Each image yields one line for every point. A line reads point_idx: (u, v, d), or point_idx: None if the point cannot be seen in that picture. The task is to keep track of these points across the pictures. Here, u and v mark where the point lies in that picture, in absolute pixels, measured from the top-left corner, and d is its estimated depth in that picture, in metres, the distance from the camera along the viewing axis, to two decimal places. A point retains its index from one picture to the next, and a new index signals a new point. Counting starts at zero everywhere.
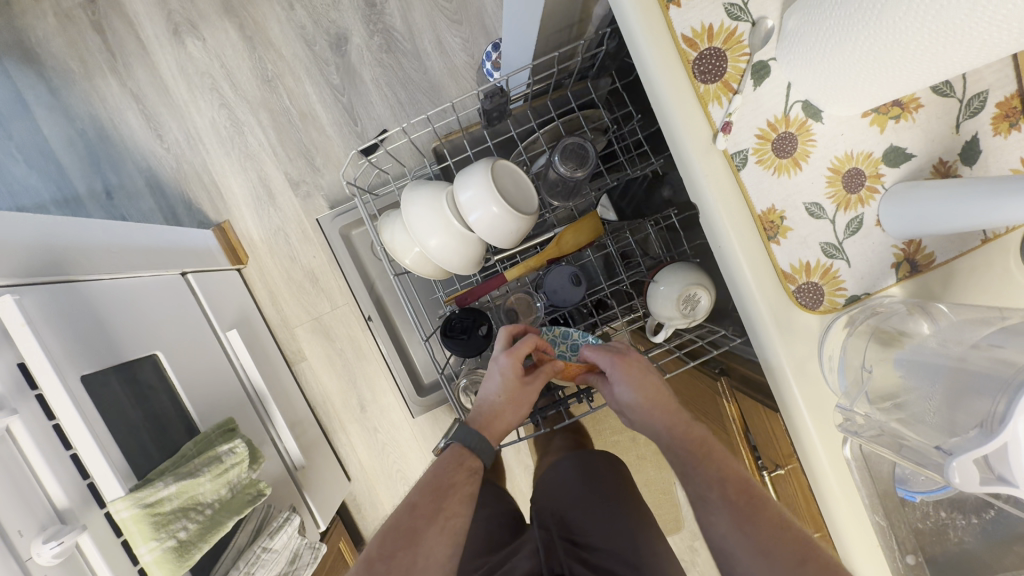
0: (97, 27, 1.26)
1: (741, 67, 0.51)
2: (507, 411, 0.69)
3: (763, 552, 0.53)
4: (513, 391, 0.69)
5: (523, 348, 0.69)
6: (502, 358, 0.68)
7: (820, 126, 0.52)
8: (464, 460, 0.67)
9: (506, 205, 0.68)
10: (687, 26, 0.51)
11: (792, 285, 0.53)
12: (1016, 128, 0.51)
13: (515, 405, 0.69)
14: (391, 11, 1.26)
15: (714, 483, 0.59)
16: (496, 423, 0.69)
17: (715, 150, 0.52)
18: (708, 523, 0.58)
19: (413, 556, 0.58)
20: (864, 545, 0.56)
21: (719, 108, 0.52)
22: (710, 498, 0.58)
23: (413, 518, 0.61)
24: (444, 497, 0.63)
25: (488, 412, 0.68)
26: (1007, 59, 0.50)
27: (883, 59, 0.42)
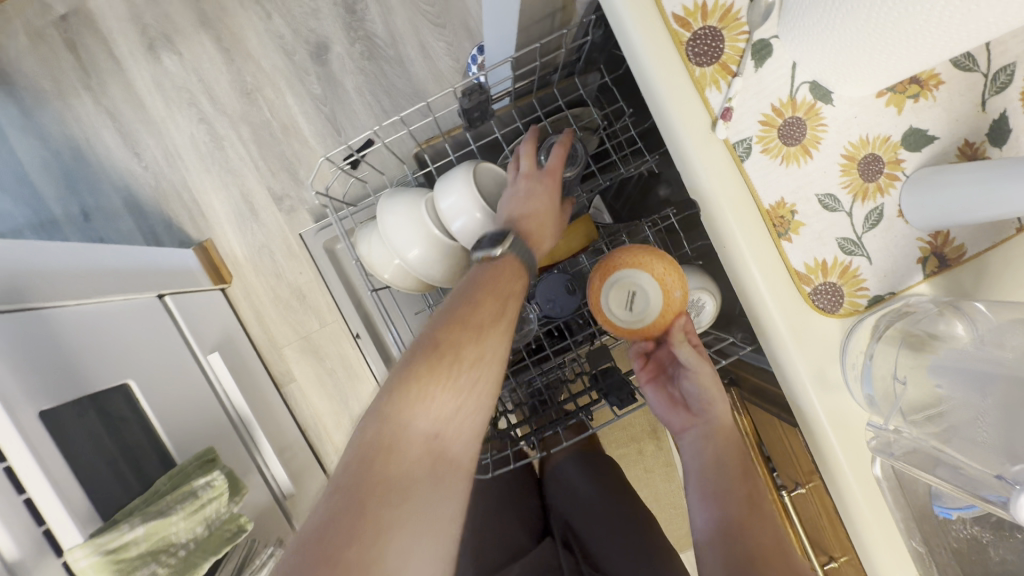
0: (70, 44, 1.22)
1: (739, 47, 0.46)
2: (548, 235, 0.64)
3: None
4: (553, 214, 0.64)
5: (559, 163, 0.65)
6: (546, 177, 0.64)
7: (830, 109, 0.47)
8: (510, 269, 0.57)
9: (490, 210, 0.63)
10: (677, 5, 0.46)
11: (808, 286, 0.48)
12: None
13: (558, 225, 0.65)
14: (372, 17, 1.22)
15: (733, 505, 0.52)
16: (541, 241, 0.63)
17: (715, 139, 0.47)
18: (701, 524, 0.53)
19: (477, 350, 0.52)
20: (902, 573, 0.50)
21: (718, 93, 0.47)
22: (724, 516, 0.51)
23: (473, 315, 0.53)
24: (503, 297, 0.56)
25: (539, 227, 0.62)
26: None
27: (904, 27, 0.36)
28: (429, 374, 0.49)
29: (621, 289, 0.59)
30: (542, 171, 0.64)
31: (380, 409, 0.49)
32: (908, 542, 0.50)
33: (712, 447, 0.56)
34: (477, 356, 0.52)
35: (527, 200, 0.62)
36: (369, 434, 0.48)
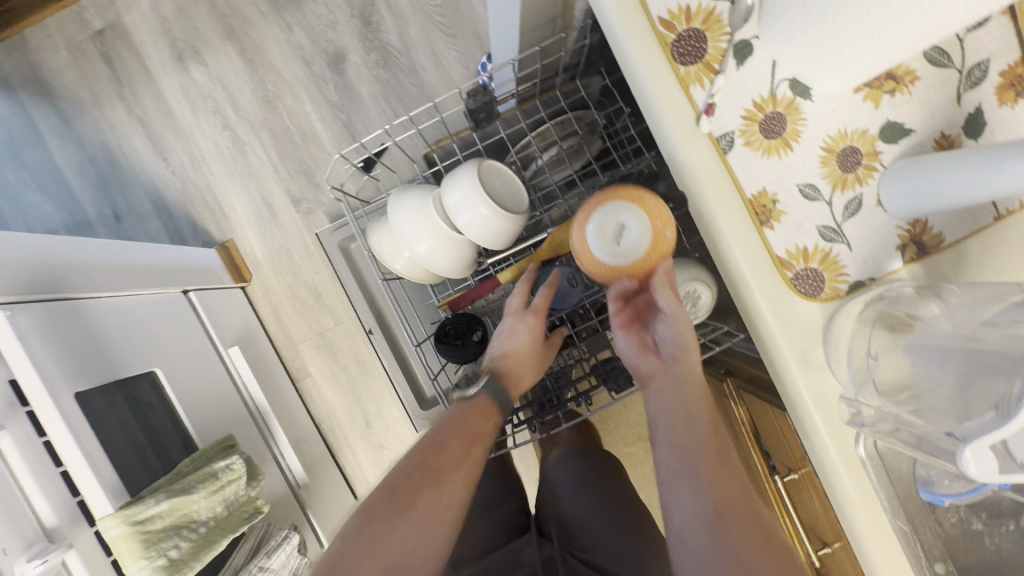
0: (106, 57, 1.30)
1: (722, 47, 0.49)
2: (529, 373, 0.70)
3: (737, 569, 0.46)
4: (536, 354, 0.70)
5: (545, 302, 0.70)
6: (532, 316, 0.70)
7: (810, 105, 0.49)
8: (484, 411, 0.64)
9: (494, 206, 0.67)
10: (663, 8, 0.49)
11: (790, 272, 0.50)
12: (1022, 97, 0.48)
13: (534, 363, 0.70)
14: (386, 28, 1.28)
15: (719, 516, 0.49)
16: (518, 382, 0.69)
17: (700, 133, 0.50)
18: (673, 506, 0.51)
19: (439, 495, 0.56)
20: (889, 553, 0.51)
21: (701, 90, 0.50)
22: (711, 522, 0.48)
23: (440, 461, 0.57)
24: (471, 444, 0.60)
25: (508, 365, 0.69)
26: (1005, 26, 0.48)
27: (869, 21, 0.39)
28: (392, 512, 0.54)
29: (609, 222, 0.60)
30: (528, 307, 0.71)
31: (340, 546, 0.53)
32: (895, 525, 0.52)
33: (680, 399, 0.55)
34: (438, 503, 0.55)
35: (513, 341, 0.69)
36: (327, 565, 0.52)
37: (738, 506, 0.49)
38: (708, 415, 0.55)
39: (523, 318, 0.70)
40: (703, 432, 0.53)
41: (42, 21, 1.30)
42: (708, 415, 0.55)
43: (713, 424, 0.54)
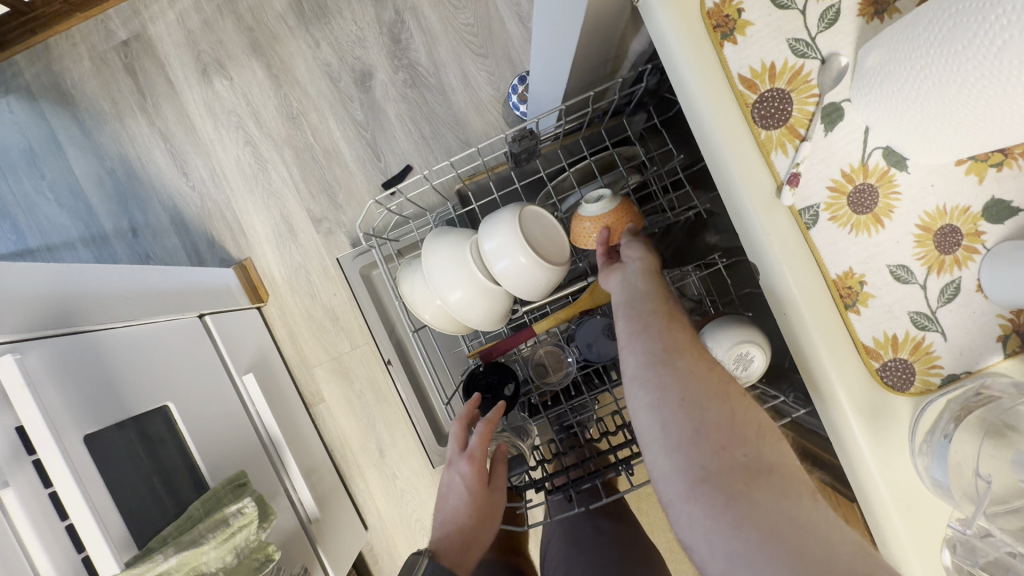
0: (130, 69, 1.28)
1: (809, 111, 0.44)
2: (482, 526, 0.63)
3: (697, 436, 0.43)
4: (483, 503, 0.63)
5: (481, 445, 0.63)
6: (465, 464, 0.63)
7: (905, 177, 0.44)
8: None
9: (535, 255, 0.62)
10: (744, 66, 0.45)
11: (876, 362, 0.45)
12: None
13: (487, 514, 0.64)
14: (415, 46, 1.24)
15: (683, 403, 0.45)
16: (472, 542, 0.62)
17: (780, 205, 0.45)
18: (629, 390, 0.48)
19: None
20: None
21: (784, 157, 0.45)
22: (675, 410, 0.45)
23: None
24: None
25: (459, 534, 0.62)
26: None
27: (1000, 103, 0.34)
28: None
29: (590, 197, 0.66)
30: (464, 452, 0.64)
31: None
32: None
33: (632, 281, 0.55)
34: None
35: (454, 500, 0.63)
36: None
37: (707, 392, 0.45)
38: (669, 314, 0.52)
39: (459, 469, 0.64)
40: (664, 327, 0.50)
41: (67, 30, 1.28)
42: (671, 313, 0.52)
43: (676, 321, 0.51)
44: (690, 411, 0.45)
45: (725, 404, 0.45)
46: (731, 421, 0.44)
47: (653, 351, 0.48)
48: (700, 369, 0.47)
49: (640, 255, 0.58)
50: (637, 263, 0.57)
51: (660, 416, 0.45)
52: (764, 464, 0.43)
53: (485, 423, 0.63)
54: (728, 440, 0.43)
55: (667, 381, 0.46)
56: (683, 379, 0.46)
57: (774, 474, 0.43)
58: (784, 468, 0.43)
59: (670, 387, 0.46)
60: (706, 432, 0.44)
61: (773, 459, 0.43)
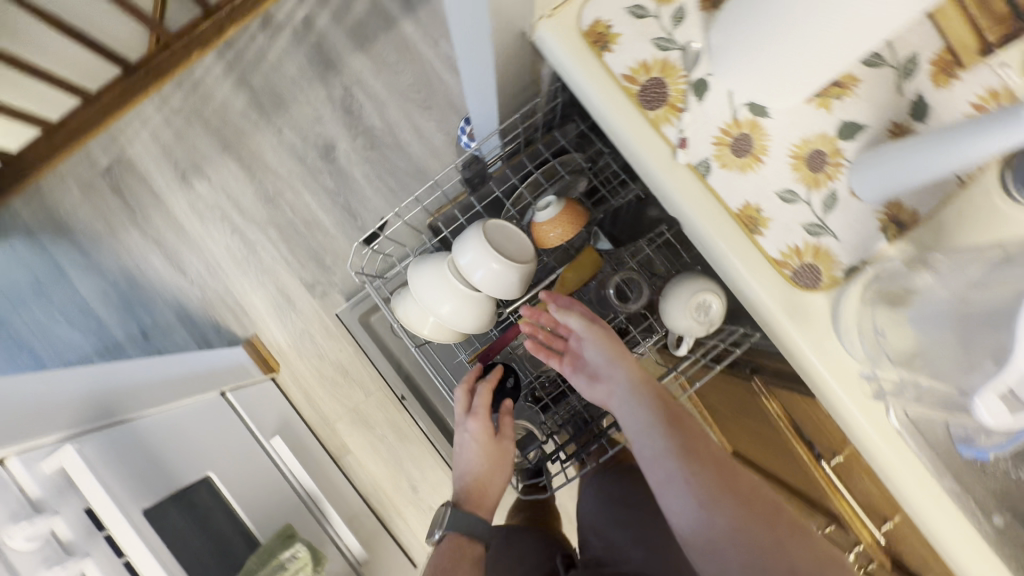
0: (116, 190, 1.40)
1: (682, 88, 0.56)
2: (495, 475, 0.73)
3: (748, 552, 0.55)
4: (493, 454, 0.73)
5: (484, 402, 0.74)
6: (471, 422, 0.74)
7: (769, 122, 0.56)
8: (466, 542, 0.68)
9: (504, 259, 0.72)
10: (623, 66, 0.56)
11: (788, 270, 0.55)
12: (955, 77, 0.54)
13: (499, 462, 0.73)
14: (367, 113, 1.38)
15: (730, 525, 0.56)
16: (487, 490, 0.73)
17: (679, 165, 0.56)
18: (672, 513, 0.59)
19: None
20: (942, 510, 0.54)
21: (672, 128, 0.56)
22: (725, 531, 0.56)
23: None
24: None
25: (476, 482, 0.72)
26: (925, 24, 0.54)
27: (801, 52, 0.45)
28: None
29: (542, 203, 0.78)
30: (469, 413, 0.75)
31: None
32: (949, 488, 0.54)
33: (635, 400, 0.66)
34: None
35: (467, 457, 0.73)
36: None
37: (737, 507, 0.57)
38: (688, 444, 0.62)
39: (467, 427, 0.74)
40: (688, 452, 0.61)
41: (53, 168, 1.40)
42: (684, 430, 0.63)
43: (698, 450, 0.61)
44: (735, 528, 0.56)
45: (758, 517, 0.57)
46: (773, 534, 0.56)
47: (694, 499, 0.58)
48: (726, 486, 0.58)
49: (614, 361, 0.69)
50: (628, 388, 0.68)
51: (719, 543, 0.56)
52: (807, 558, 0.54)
53: (485, 386, 0.75)
54: (770, 541, 0.55)
55: (706, 508, 0.57)
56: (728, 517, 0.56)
57: (807, 554, 0.54)
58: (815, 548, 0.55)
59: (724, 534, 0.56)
60: (751, 545, 0.55)
61: (802, 544, 0.55)
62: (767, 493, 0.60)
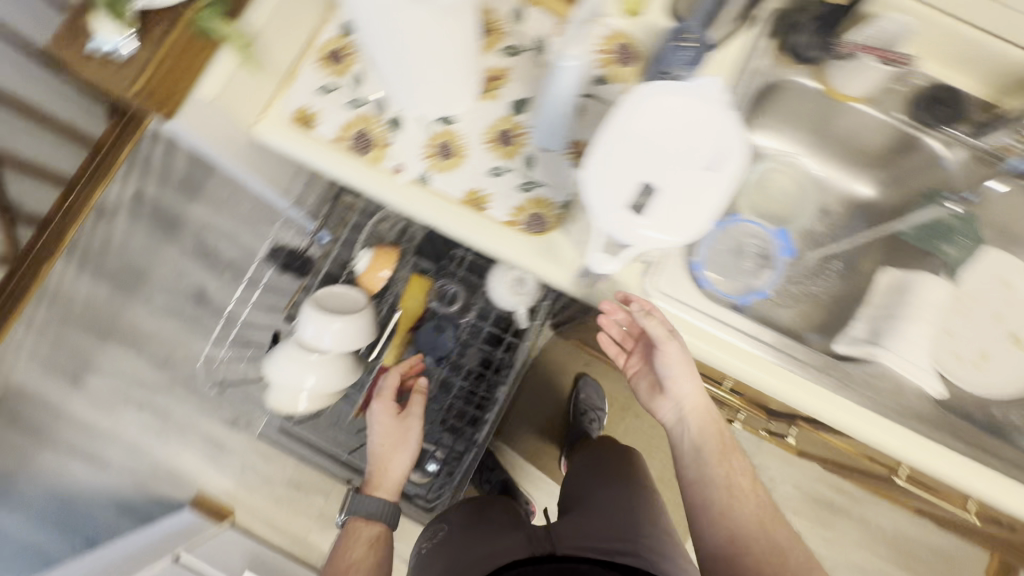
0: (14, 420, 1.41)
1: (383, 129, 0.69)
2: (397, 451, 0.86)
3: (751, 560, 0.65)
4: (393, 433, 0.86)
5: (389, 385, 0.88)
6: (377, 405, 0.87)
7: (458, 125, 0.69)
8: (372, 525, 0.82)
9: (343, 318, 0.81)
10: (332, 131, 0.69)
11: (521, 225, 0.67)
12: (575, 39, 0.71)
13: (399, 445, 0.86)
14: (224, 248, 1.46)
15: (743, 545, 0.66)
16: (387, 468, 0.85)
17: (405, 185, 0.68)
18: (700, 520, 0.69)
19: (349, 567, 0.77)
20: (724, 348, 0.66)
21: (388, 160, 0.68)
22: (730, 547, 0.66)
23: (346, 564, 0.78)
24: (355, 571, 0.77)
25: (379, 460, 0.86)
26: (538, 13, 0.71)
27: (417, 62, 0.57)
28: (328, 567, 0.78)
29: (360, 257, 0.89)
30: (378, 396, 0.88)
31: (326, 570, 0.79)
32: (723, 330, 0.66)
33: (691, 428, 0.70)
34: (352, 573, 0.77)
35: (375, 436, 0.87)
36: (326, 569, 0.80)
37: (752, 533, 0.66)
38: (728, 478, 0.69)
39: (375, 409, 0.88)
40: (724, 481, 0.69)
41: None
42: (727, 461, 0.70)
43: (728, 463, 0.70)
44: (744, 550, 0.66)
45: (772, 543, 0.66)
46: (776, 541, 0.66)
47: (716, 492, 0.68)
48: (746, 515, 0.67)
49: (686, 390, 0.69)
50: (688, 413, 0.70)
51: (727, 556, 0.66)
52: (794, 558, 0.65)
53: (393, 372, 0.88)
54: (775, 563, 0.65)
55: (725, 523, 0.67)
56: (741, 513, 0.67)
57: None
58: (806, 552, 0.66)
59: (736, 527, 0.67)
60: (759, 563, 0.65)
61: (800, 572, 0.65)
62: (784, 522, 0.68)
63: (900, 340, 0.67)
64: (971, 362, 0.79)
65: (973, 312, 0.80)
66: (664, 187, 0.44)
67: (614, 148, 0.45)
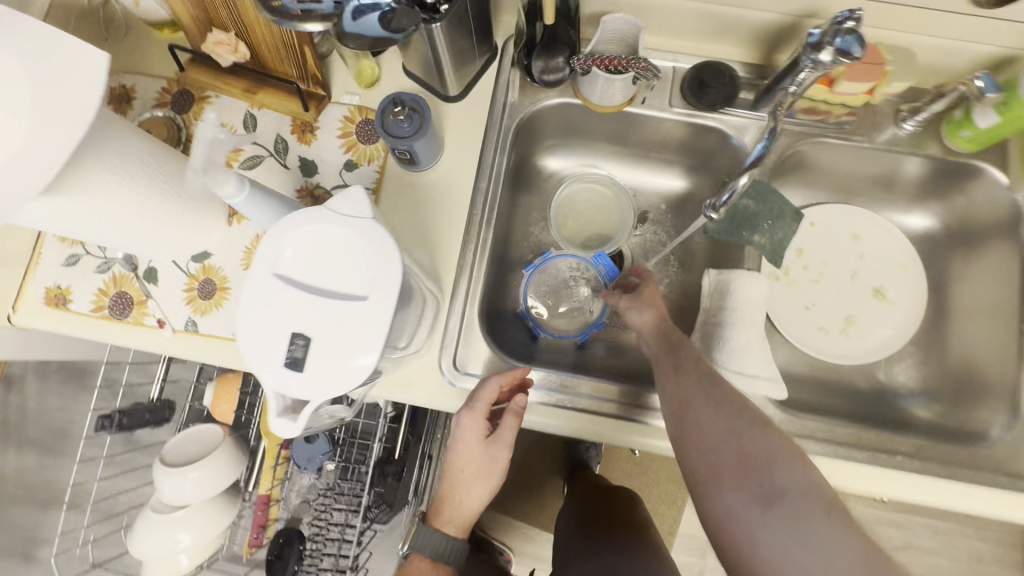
0: None
1: (138, 284, 0.65)
2: (476, 482, 0.61)
3: (776, 526, 0.44)
4: (476, 460, 0.60)
5: (487, 395, 0.58)
6: (466, 415, 0.58)
7: (215, 258, 0.65)
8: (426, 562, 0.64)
9: (199, 466, 0.78)
10: (88, 301, 0.65)
11: None
12: (315, 131, 0.66)
13: (484, 474, 0.61)
14: None
15: (763, 503, 0.45)
16: (459, 504, 0.63)
17: (176, 337, 0.64)
18: (695, 477, 0.49)
19: None
20: (545, 412, 0.62)
21: (152, 316, 0.64)
22: (755, 509, 0.45)
23: None
24: None
25: (450, 488, 0.62)
26: (269, 114, 0.67)
27: (106, 238, 0.51)
28: None
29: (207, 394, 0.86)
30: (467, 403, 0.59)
31: None
32: (550, 401, 0.62)
33: (684, 376, 0.53)
34: None
35: (457, 452, 0.61)
36: None
37: (771, 478, 0.45)
38: (734, 415, 0.49)
39: (459, 419, 0.59)
40: (730, 418, 0.49)
41: None
42: (727, 396, 0.50)
43: (684, 369, 0.53)
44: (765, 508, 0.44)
45: (797, 503, 0.44)
46: (743, 434, 0.48)
47: (666, 405, 0.53)
48: (760, 451, 0.47)
49: (641, 315, 0.61)
50: (673, 362, 0.55)
51: (750, 528, 0.44)
52: (768, 454, 0.46)
53: (497, 379, 0.58)
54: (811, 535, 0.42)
55: (727, 478, 0.46)
56: (699, 408, 0.50)
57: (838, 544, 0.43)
58: (787, 450, 0.47)
59: (695, 423, 0.50)
60: (787, 531, 0.43)
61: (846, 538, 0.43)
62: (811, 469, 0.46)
63: (729, 353, 0.62)
64: (836, 333, 0.73)
65: (826, 279, 0.75)
66: (316, 336, 0.40)
67: (273, 287, 0.40)
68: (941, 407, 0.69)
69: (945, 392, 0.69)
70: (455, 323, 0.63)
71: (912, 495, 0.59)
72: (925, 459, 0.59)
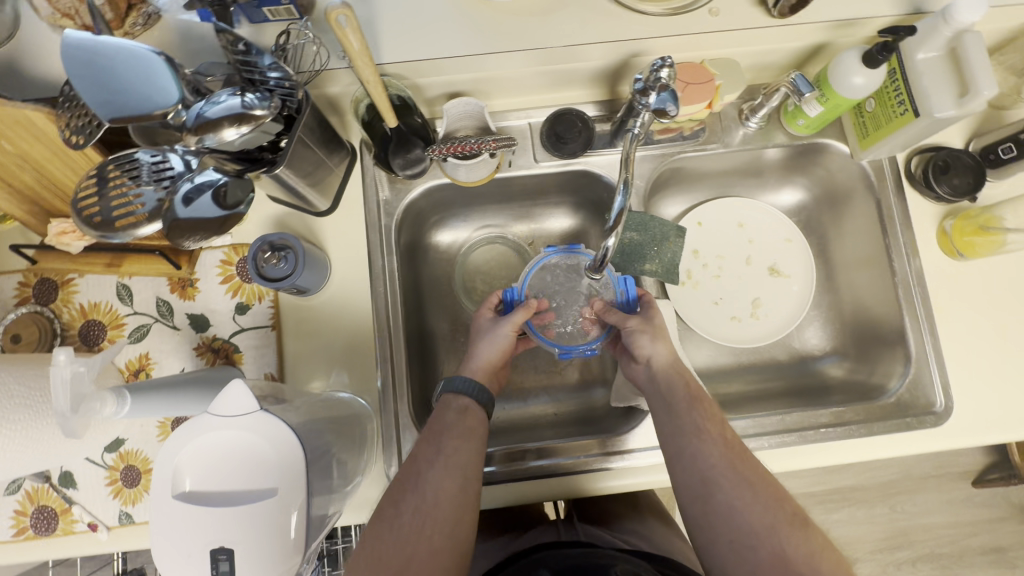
0: None
1: (56, 493, 0.61)
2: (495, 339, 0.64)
3: None
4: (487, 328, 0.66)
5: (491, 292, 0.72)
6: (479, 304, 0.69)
7: (130, 442, 0.63)
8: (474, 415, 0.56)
9: None
10: (7, 527, 0.61)
11: None
12: (195, 283, 0.64)
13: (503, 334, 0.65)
14: None
15: None
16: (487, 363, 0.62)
17: (112, 534, 0.61)
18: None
19: (418, 498, 0.49)
20: (505, 488, 0.63)
21: (80, 521, 0.61)
22: None
23: (411, 471, 0.51)
24: (442, 450, 0.52)
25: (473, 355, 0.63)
26: (142, 279, 0.64)
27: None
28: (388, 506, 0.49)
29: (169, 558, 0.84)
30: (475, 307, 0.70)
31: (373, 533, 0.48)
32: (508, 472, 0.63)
33: (716, 455, 0.51)
34: (429, 495, 0.49)
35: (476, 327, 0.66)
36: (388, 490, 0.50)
37: None
38: (772, 510, 0.48)
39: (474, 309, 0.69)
40: (768, 514, 0.48)
41: None
42: (759, 482, 0.50)
43: (708, 437, 0.52)
44: None
45: None
46: (780, 533, 0.47)
47: (689, 477, 0.51)
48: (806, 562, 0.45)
49: (656, 345, 0.60)
50: (699, 426, 0.53)
51: None
52: (809, 558, 0.46)
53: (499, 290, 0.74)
54: None
55: None
56: (725, 488, 0.49)
57: None
58: (822, 552, 0.46)
59: (722, 505, 0.49)
60: None
61: None
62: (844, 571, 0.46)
63: None
64: (748, 317, 0.78)
65: (726, 271, 0.80)
66: (234, 545, 0.39)
67: (176, 510, 0.40)
68: (850, 363, 0.75)
69: (852, 348, 0.76)
70: (391, 433, 0.62)
71: (843, 457, 0.65)
72: (846, 422, 0.65)
